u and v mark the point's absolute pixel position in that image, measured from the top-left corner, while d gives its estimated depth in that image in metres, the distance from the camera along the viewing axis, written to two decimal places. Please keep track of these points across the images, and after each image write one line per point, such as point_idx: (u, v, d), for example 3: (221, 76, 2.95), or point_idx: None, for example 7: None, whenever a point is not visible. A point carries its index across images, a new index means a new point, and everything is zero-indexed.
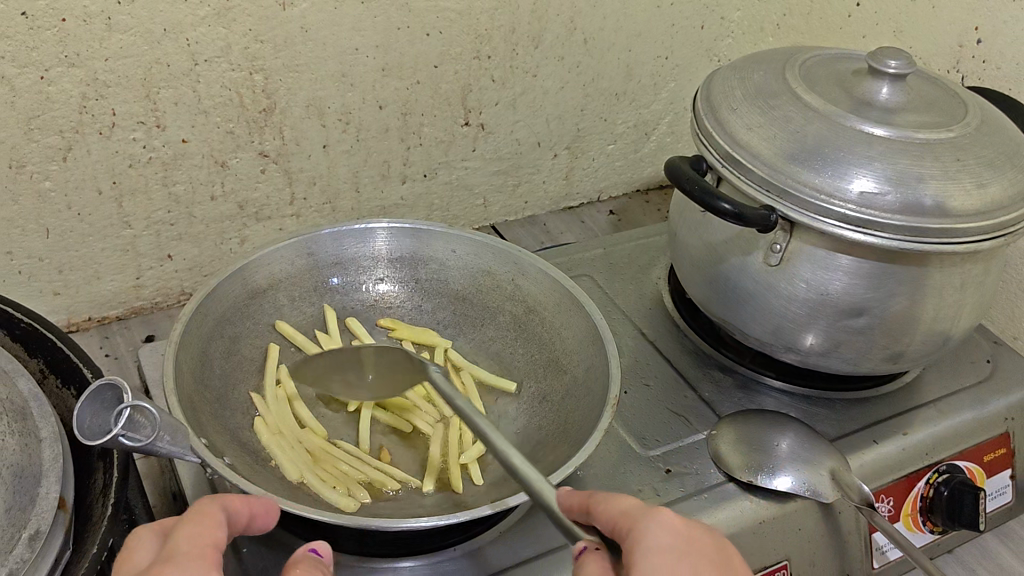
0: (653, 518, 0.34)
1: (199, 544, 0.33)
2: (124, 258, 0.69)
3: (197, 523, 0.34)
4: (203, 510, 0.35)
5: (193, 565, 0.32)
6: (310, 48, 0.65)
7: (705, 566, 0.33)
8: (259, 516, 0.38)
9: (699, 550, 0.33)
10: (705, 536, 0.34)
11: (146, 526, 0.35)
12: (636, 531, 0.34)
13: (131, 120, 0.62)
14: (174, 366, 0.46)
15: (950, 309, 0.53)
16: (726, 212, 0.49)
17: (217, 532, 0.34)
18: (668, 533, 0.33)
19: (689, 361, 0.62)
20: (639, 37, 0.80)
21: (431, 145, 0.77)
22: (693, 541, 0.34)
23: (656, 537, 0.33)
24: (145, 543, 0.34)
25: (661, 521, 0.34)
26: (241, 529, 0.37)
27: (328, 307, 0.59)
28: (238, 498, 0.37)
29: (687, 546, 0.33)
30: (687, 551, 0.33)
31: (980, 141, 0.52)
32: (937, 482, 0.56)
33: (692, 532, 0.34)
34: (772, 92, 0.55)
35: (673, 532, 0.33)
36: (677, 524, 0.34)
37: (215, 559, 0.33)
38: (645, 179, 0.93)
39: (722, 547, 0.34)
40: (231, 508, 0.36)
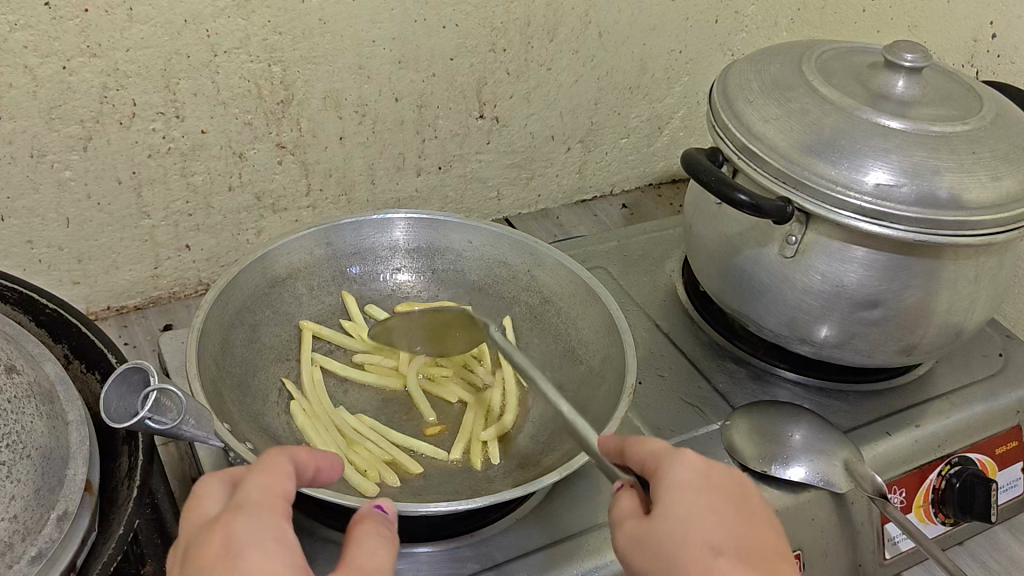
0: (679, 459, 0.36)
1: (268, 495, 0.34)
2: (143, 248, 0.69)
3: (267, 474, 0.34)
4: (270, 461, 0.35)
5: (260, 518, 0.32)
6: (328, 40, 0.66)
7: (727, 505, 0.35)
8: (325, 469, 0.38)
9: (722, 489, 0.35)
10: (728, 474, 0.36)
11: (216, 474, 0.36)
12: (663, 473, 0.36)
13: (152, 111, 0.63)
14: (197, 352, 0.47)
15: (964, 302, 0.53)
16: (744, 204, 0.50)
17: (286, 484, 0.35)
18: (693, 474, 0.35)
19: (703, 352, 0.63)
20: (653, 32, 0.80)
21: (446, 138, 0.77)
22: (716, 482, 0.35)
23: (682, 478, 0.35)
24: (213, 490, 0.34)
25: (686, 462, 0.36)
26: (306, 481, 0.37)
27: (347, 295, 0.60)
28: (304, 450, 0.37)
29: (710, 485, 0.35)
30: (709, 488, 0.35)
31: (996, 134, 0.52)
32: (949, 474, 0.56)
33: (715, 471, 0.36)
34: (789, 85, 0.55)
35: (699, 473, 0.35)
36: (702, 465, 0.36)
37: (283, 511, 0.33)
38: (657, 173, 0.94)
39: (743, 485, 0.36)
40: (298, 460, 0.37)
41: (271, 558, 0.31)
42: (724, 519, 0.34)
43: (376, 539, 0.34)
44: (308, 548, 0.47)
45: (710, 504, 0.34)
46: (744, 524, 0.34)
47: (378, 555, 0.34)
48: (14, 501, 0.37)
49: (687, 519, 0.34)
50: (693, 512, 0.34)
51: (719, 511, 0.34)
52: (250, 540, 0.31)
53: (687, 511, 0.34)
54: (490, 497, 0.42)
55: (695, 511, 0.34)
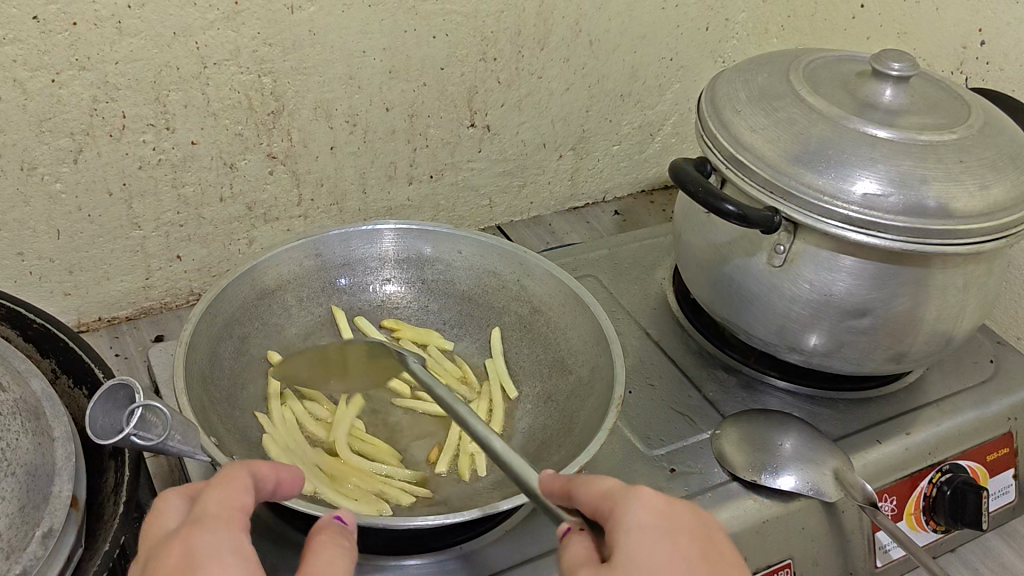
0: (636, 499, 0.33)
1: (227, 508, 0.34)
2: (134, 259, 0.69)
3: (225, 487, 0.34)
4: (230, 474, 0.35)
5: (219, 531, 0.32)
6: (318, 52, 0.66)
7: (689, 546, 0.32)
8: (285, 483, 0.38)
9: (682, 530, 0.32)
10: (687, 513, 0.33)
11: (175, 488, 0.35)
12: (621, 515, 0.32)
13: (142, 123, 0.63)
14: (185, 366, 0.47)
15: (953, 310, 0.53)
16: (730, 214, 0.50)
17: (244, 496, 0.35)
18: (652, 515, 0.32)
19: (693, 361, 0.62)
20: (644, 40, 0.81)
21: (438, 147, 0.77)
22: (677, 522, 0.33)
23: (641, 521, 0.32)
24: (172, 505, 0.34)
25: (644, 501, 0.33)
26: (268, 494, 0.37)
27: (336, 307, 0.60)
28: (265, 464, 0.37)
29: (671, 527, 0.32)
30: (672, 531, 0.32)
31: (983, 142, 0.52)
32: (940, 482, 0.56)
33: (674, 511, 0.33)
34: (776, 94, 0.55)
35: (658, 514, 0.32)
36: (659, 503, 0.33)
37: (241, 524, 0.33)
38: (649, 179, 0.94)
39: (701, 526, 0.33)
40: (259, 473, 0.37)
41: (229, 568, 0.31)
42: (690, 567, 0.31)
43: (335, 547, 0.34)
44: (296, 561, 0.47)
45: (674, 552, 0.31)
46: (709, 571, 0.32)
47: (336, 562, 0.33)
48: None
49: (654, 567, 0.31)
50: (658, 559, 0.31)
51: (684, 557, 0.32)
52: (209, 551, 0.31)
53: (654, 558, 0.31)
54: (478, 511, 0.42)
55: (661, 560, 0.31)
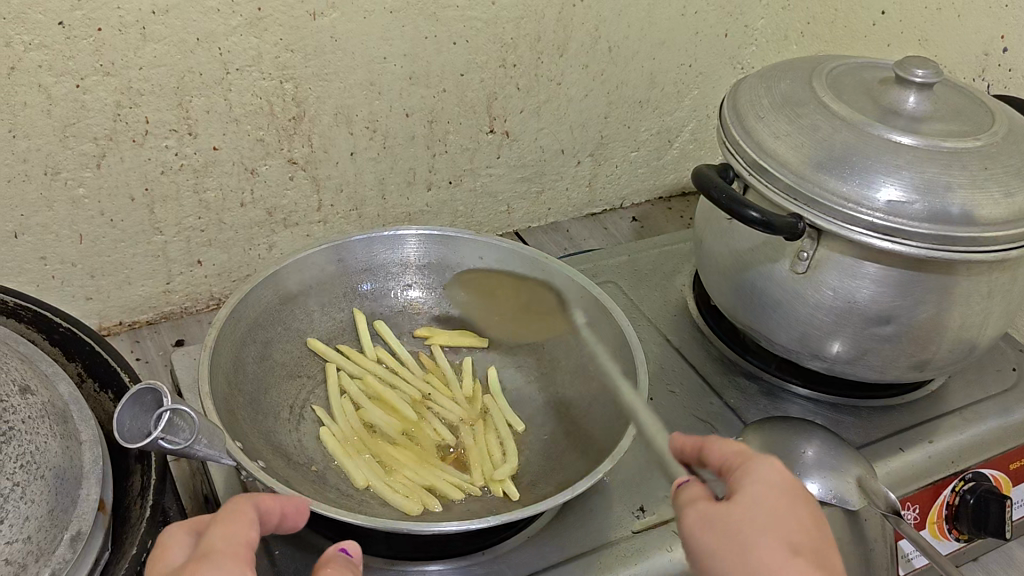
0: (764, 459, 0.39)
1: (232, 543, 0.34)
2: (155, 264, 0.70)
3: (230, 522, 0.35)
4: (235, 508, 0.36)
5: (224, 567, 0.32)
6: (340, 58, 0.66)
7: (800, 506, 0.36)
8: (292, 515, 0.39)
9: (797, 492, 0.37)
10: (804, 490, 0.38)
11: (180, 523, 0.36)
12: (750, 470, 0.38)
13: (165, 128, 0.63)
14: (210, 370, 0.47)
15: (977, 317, 0.53)
16: (754, 221, 0.50)
17: (249, 531, 0.35)
18: (777, 473, 0.38)
19: (715, 368, 0.62)
20: (663, 46, 0.81)
21: (456, 153, 0.77)
22: (797, 486, 0.37)
23: (766, 474, 0.38)
24: (178, 541, 0.35)
25: (771, 465, 0.38)
26: (273, 525, 0.38)
27: (358, 311, 0.60)
28: (270, 496, 0.38)
29: (789, 487, 0.37)
30: (791, 490, 0.37)
31: (1008, 150, 0.52)
32: (963, 490, 0.55)
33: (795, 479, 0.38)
34: (799, 101, 0.55)
35: (780, 474, 0.38)
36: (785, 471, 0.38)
37: (246, 559, 0.34)
38: (667, 186, 0.94)
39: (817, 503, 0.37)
40: (263, 506, 0.37)
41: None
42: (795, 517, 0.36)
43: None
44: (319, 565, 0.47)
45: (787, 503, 0.36)
46: (812, 530, 0.36)
47: None
48: (28, 522, 0.37)
49: (761, 507, 0.36)
50: (760, 500, 0.36)
51: (791, 507, 0.36)
52: None
53: (765, 500, 0.36)
54: (497, 517, 0.42)
55: (771, 506, 0.36)
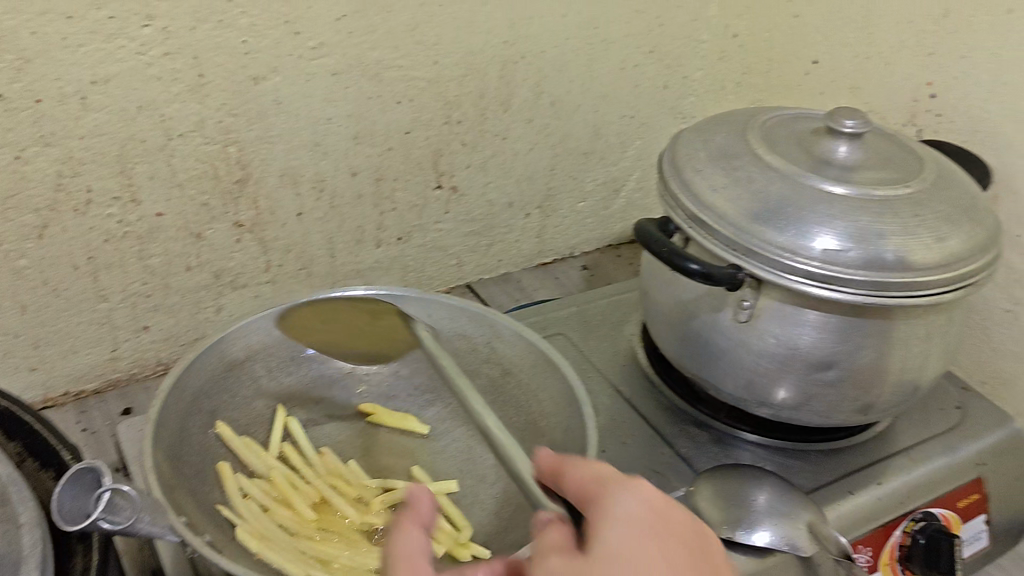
0: (627, 489, 0.34)
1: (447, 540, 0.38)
2: (100, 332, 0.69)
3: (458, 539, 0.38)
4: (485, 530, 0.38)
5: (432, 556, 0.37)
6: (282, 120, 0.67)
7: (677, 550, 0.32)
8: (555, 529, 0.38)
9: (669, 528, 0.33)
10: (703, 530, 0.34)
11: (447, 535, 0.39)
12: (611, 502, 0.33)
13: (108, 196, 0.63)
14: (153, 442, 0.46)
15: (916, 360, 0.54)
16: (694, 272, 0.51)
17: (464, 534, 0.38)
18: (639, 506, 0.33)
19: (665, 417, 0.63)
20: (605, 99, 0.82)
21: (405, 209, 0.78)
22: (669, 516, 0.33)
23: (625, 511, 0.33)
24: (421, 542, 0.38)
25: (636, 490, 0.34)
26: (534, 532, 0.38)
27: (279, 407, 0.56)
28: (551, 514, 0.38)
29: (660, 526, 0.32)
30: (657, 532, 0.32)
31: (936, 196, 0.54)
32: (913, 530, 0.56)
33: (684, 518, 0.34)
34: (734, 153, 0.56)
35: (649, 508, 0.33)
36: (653, 499, 0.34)
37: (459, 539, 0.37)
38: (615, 234, 0.95)
39: (696, 538, 0.33)
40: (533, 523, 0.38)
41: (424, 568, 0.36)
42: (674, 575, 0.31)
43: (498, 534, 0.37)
44: None
45: (661, 549, 0.31)
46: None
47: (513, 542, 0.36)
48: None
49: (629, 559, 0.31)
50: (636, 543, 0.31)
51: (667, 555, 0.31)
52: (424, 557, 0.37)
53: (630, 552, 0.31)
54: None
55: (637, 551, 0.31)
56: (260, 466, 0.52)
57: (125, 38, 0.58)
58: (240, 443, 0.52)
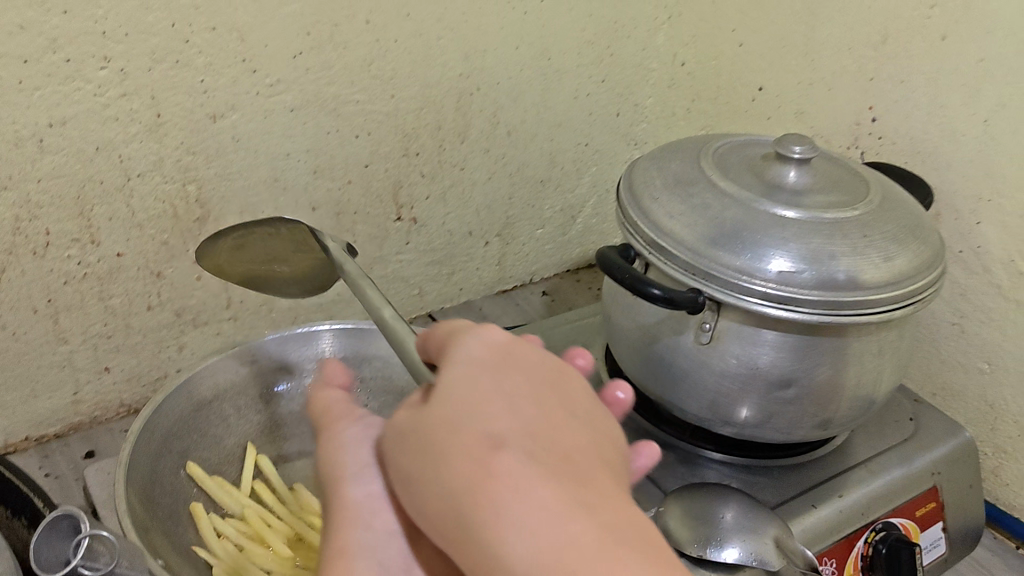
0: (474, 336, 0.32)
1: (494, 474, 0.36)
2: (61, 375, 0.68)
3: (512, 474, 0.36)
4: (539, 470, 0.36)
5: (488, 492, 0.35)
6: (241, 157, 0.67)
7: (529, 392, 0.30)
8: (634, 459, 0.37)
9: (517, 369, 0.31)
10: (559, 365, 0.33)
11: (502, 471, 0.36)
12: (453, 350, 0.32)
13: (67, 238, 0.63)
14: (125, 484, 0.46)
15: (871, 375, 0.56)
16: (656, 297, 0.52)
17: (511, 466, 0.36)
18: (485, 350, 0.31)
19: (631, 439, 0.64)
20: (559, 127, 0.84)
21: (365, 242, 0.78)
22: (518, 355, 0.32)
23: (467, 357, 0.31)
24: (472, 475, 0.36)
25: (483, 333, 0.32)
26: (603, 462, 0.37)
27: (249, 445, 0.56)
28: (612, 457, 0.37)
29: (507, 364, 0.31)
30: (502, 371, 0.31)
31: (883, 217, 0.56)
32: (875, 540, 0.58)
33: (538, 357, 0.32)
34: (689, 180, 0.58)
35: (493, 351, 0.31)
36: (500, 346, 0.32)
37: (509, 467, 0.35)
38: (573, 259, 0.96)
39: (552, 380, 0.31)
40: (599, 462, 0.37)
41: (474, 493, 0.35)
42: (522, 405, 0.30)
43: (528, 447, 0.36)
44: None
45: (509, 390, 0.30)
46: (556, 410, 0.30)
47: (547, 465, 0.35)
48: None
49: (470, 396, 0.29)
50: (481, 387, 0.30)
51: (514, 388, 0.30)
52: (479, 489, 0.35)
53: (473, 387, 0.30)
54: None
55: (482, 394, 0.29)
56: (235, 505, 0.52)
57: (82, 80, 0.58)
58: (213, 484, 0.52)
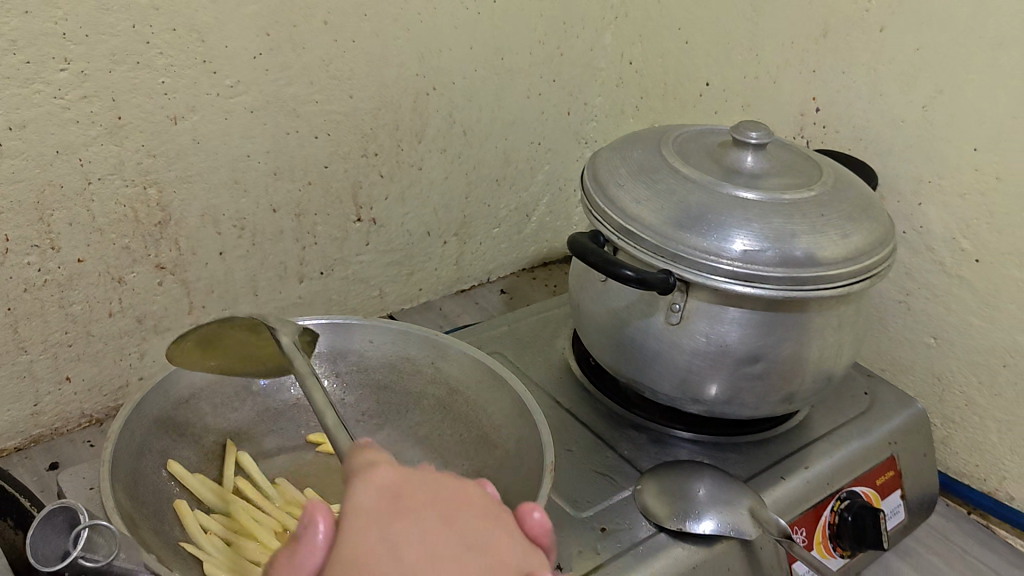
0: (365, 481, 0.31)
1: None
2: (20, 386, 0.66)
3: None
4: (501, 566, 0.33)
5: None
6: (202, 160, 0.67)
7: (421, 527, 0.28)
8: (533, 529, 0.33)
9: (410, 504, 0.29)
10: (462, 496, 0.30)
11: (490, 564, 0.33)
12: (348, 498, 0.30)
13: (26, 244, 0.61)
14: (110, 482, 0.45)
15: (832, 349, 0.59)
16: (629, 278, 0.54)
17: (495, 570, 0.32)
18: (375, 493, 0.30)
19: (603, 422, 0.65)
20: (513, 126, 0.86)
21: (326, 243, 0.78)
22: (412, 492, 0.30)
23: (357, 504, 0.29)
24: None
25: (372, 478, 0.31)
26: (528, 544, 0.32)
27: (228, 444, 0.56)
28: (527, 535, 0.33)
29: (399, 505, 0.29)
30: (393, 511, 0.29)
31: (837, 196, 0.59)
32: (840, 509, 0.60)
33: (437, 490, 0.30)
34: (652, 167, 0.60)
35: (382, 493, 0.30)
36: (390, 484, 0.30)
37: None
38: (528, 258, 0.97)
39: (447, 509, 0.29)
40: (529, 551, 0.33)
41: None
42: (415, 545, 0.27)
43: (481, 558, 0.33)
44: None
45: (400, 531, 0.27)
46: (453, 545, 0.27)
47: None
48: None
49: (360, 548, 0.27)
50: (371, 533, 0.28)
51: (408, 529, 0.28)
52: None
53: (360, 542, 0.27)
54: None
55: (372, 544, 0.27)
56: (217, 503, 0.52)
57: (42, 83, 0.57)
58: (193, 481, 0.52)
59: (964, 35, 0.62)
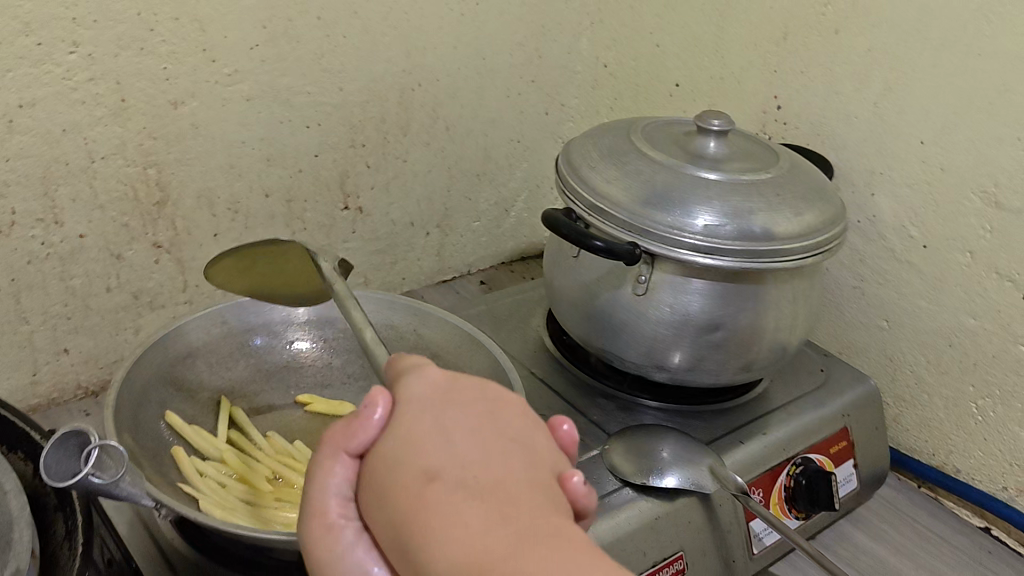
0: (418, 375, 0.34)
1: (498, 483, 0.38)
2: (20, 355, 0.70)
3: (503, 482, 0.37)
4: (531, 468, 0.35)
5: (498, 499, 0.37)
6: (199, 144, 0.71)
7: (467, 420, 0.31)
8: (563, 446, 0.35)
9: (458, 400, 0.32)
10: (502, 395, 0.33)
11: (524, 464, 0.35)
12: (400, 388, 0.33)
13: (31, 218, 0.65)
14: (114, 424, 0.49)
15: (787, 321, 0.63)
16: (598, 248, 0.58)
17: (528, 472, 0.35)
18: (427, 387, 0.33)
19: (575, 391, 0.69)
20: (493, 124, 0.90)
21: (314, 229, 0.82)
22: (461, 389, 0.33)
23: (412, 394, 0.32)
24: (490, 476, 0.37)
25: (425, 373, 0.34)
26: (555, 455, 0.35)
27: (222, 399, 0.60)
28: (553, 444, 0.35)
29: (448, 399, 0.32)
30: (443, 404, 0.32)
31: (793, 180, 0.63)
32: (796, 473, 0.65)
33: (482, 389, 0.33)
34: (622, 151, 0.65)
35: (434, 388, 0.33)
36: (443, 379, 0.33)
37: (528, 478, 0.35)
38: (507, 252, 1.02)
39: (491, 405, 0.32)
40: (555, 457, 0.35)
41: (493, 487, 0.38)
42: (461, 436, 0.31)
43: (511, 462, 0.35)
44: None
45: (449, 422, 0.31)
46: (496, 436, 0.31)
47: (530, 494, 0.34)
48: None
49: (414, 432, 0.31)
50: (423, 421, 0.31)
51: (457, 420, 0.31)
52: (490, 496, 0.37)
53: (414, 428, 0.31)
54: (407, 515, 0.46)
55: (424, 431, 0.31)
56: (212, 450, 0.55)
57: (52, 64, 0.61)
58: (191, 430, 0.55)
59: (909, 36, 0.67)
